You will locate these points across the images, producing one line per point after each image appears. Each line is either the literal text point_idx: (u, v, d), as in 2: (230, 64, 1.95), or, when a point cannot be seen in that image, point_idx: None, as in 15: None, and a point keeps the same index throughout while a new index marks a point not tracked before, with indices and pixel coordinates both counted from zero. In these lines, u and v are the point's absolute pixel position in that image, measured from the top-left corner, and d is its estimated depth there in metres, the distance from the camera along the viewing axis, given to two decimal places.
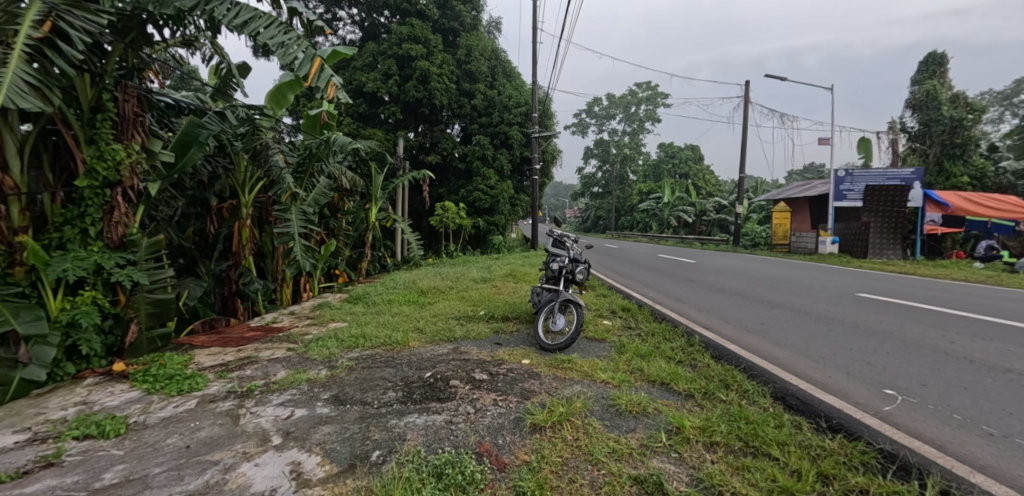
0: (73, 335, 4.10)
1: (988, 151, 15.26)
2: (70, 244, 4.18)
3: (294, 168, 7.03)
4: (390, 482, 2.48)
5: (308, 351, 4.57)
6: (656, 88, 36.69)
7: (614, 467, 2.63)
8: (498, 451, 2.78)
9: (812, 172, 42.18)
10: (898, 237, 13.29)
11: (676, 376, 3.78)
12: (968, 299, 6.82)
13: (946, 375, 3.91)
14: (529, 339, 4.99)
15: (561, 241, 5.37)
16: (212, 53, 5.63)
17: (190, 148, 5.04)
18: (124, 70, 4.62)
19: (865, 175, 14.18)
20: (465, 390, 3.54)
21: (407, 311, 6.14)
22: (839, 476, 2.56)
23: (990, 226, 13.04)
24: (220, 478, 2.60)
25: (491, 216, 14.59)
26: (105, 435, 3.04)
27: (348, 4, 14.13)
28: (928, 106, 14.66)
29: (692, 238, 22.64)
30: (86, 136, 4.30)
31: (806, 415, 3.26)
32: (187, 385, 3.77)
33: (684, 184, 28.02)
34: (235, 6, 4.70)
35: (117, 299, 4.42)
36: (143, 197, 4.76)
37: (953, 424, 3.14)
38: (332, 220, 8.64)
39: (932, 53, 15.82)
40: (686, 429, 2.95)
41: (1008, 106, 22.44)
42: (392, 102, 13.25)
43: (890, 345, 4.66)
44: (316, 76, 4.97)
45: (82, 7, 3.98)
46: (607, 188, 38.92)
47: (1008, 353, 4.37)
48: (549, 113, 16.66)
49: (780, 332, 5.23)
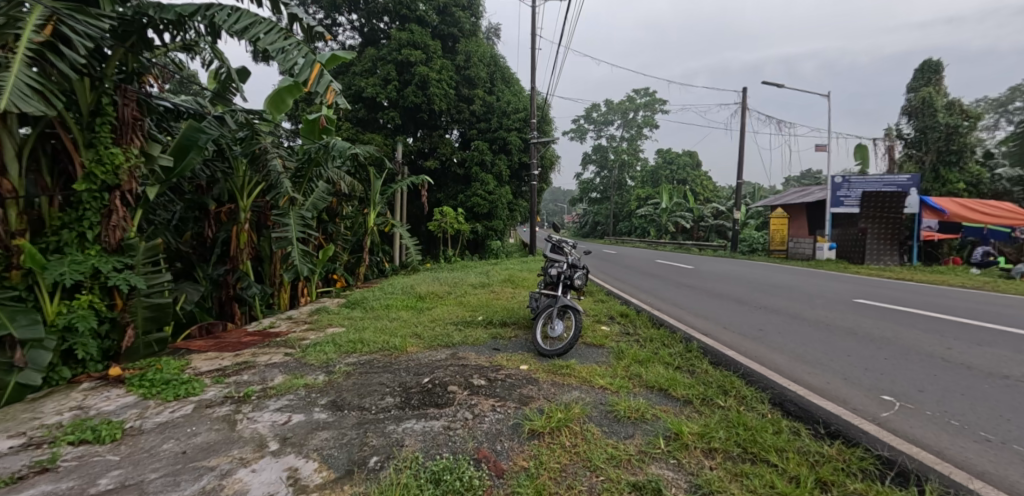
0: (69, 339, 4.09)
1: (984, 158, 15.33)
2: (68, 248, 4.17)
3: (294, 172, 7.09)
4: (387, 488, 2.47)
5: (306, 357, 4.56)
6: (654, 94, 36.91)
7: (614, 473, 2.62)
8: (496, 457, 2.77)
9: (809, 179, 42.26)
10: (896, 243, 13.27)
11: (675, 382, 3.78)
12: (964, 305, 6.86)
13: (944, 381, 3.92)
14: (528, 344, 4.99)
15: (559, 246, 5.40)
16: (211, 57, 5.66)
17: (189, 153, 5.03)
18: (124, 74, 4.61)
19: (862, 181, 14.48)
20: (463, 396, 3.53)
21: (406, 316, 6.13)
22: (838, 482, 2.56)
23: (986, 232, 12.91)
24: (216, 484, 2.58)
25: (490, 221, 14.62)
26: (101, 440, 3.02)
27: (348, 10, 14.18)
28: (924, 113, 14.78)
29: (689, 244, 22.70)
30: (86, 140, 4.29)
31: (805, 422, 3.26)
32: (183, 390, 3.76)
33: (683, 189, 28.16)
34: (236, 12, 4.71)
35: (114, 303, 4.40)
36: (141, 201, 4.76)
37: (951, 430, 3.15)
38: (330, 225, 8.67)
39: (928, 60, 15.96)
40: (684, 435, 2.95)
41: (1003, 113, 22.67)
42: (392, 107, 13.28)
43: (888, 351, 4.67)
44: (316, 80, 4.90)
45: (83, 12, 3.98)
46: (605, 193, 39.00)
47: (1005, 359, 4.38)
48: (548, 118, 16.73)
49: (778, 337, 5.27)
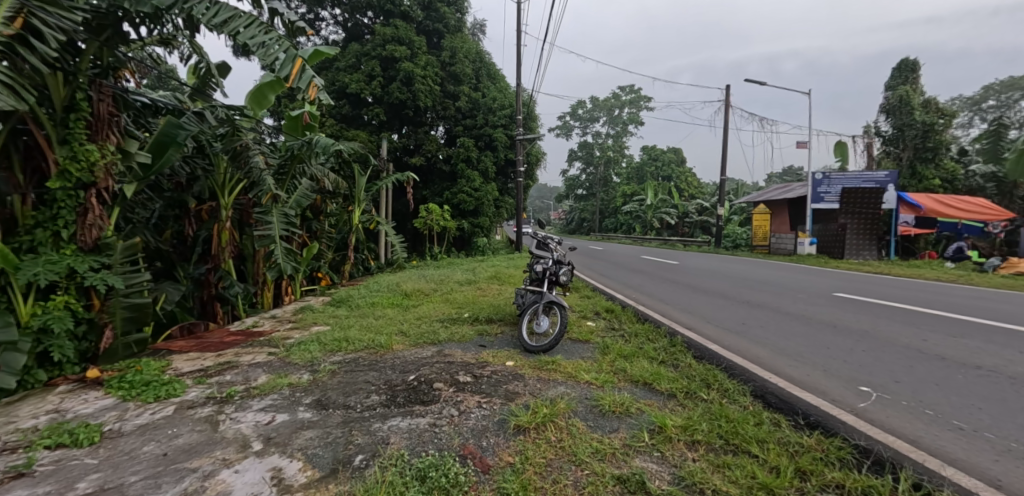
0: (44, 342, 3.98)
1: (959, 154, 15.68)
2: (42, 247, 4.06)
3: (276, 169, 7.00)
4: (373, 486, 2.46)
5: (290, 356, 4.51)
6: (640, 91, 37.17)
7: (598, 467, 2.64)
8: (481, 453, 2.78)
9: (791, 176, 42.89)
10: (874, 237, 13.58)
11: (659, 376, 3.83)
12: (940, 298, 7.00)
13: (919, 372, 4.02)
14: (514, 341, 5.00)
15: (544, 243, 5.36)
16: (190, 52, 5.56)
17: (167, 150, 4.97)
18: (98, 69, 4.53)
19: (842, 178, 14.51)
20: (449, 393, 3.53)
21: (391, 314, 6.12)
22: (816, 472, 2.61)
23: (960, 226, 13.18)
24: (199, 485, 2.55)
25: (476, 218, 14.61)
26: (79, 444, 2.96)
27: (330, 5, 14.04)
28: (901, 110, 15.09)
29: (674, 239, 22.93)
30: (59, 136, 4.15)
31: (785, 413, 3.32)
32: (164, 391, 3.69)
33: (667, 186, 28.43)
34: (214, 5, 4.60)
35: (91, 304, 4.33)
36: (118, 199, 4.68)
37: (926, 420, 3.23)
38: (315, 222, 8.59)
39: (906, 59, 16.31)
40: (668, 428, 2.98)
41: (976, 112, 23.67)
42: (376, 103, 13.21)
43: (865, 344, 4.78)
44: (299, 76, 4.82)
45: (53, 4, 3.90)
46: (591, 190, 39.19)
47: (978, 350, 4.50)
48: (533, 115, 16.76)
49: (760, 331, 5.34)
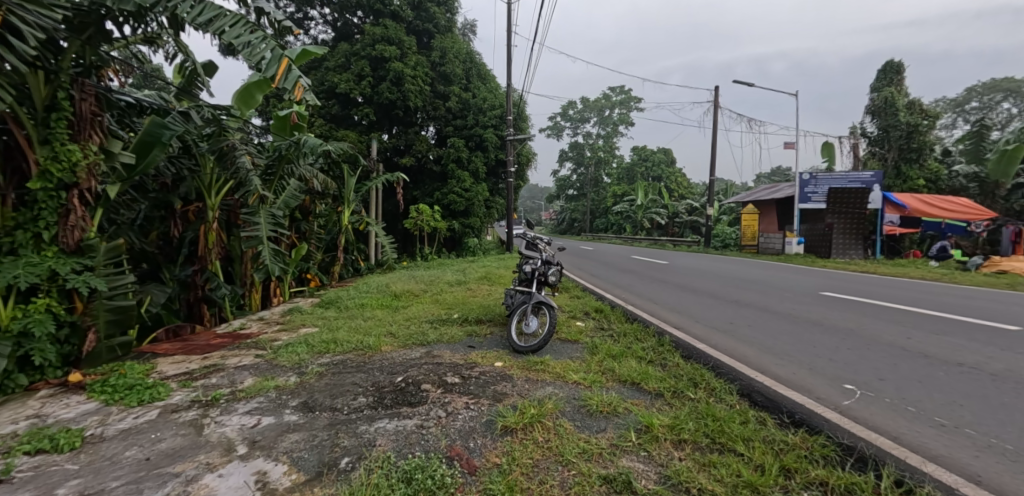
0: (25, 345, 3.91)
1: (943, 155, 15.92)
2: (22, 249, 3.97)
3: (264, 169, 6.94)
4: (358, 489, 2.45)
5: (277, 358, 4.47)
6: (630, 91, 37.30)
7: (585, 467, 2.64)
8: (469, 455, 2.77)
9: (779, 176, 43.35)
10: (860, 237, 13.75)
11: (647, 375, 3.85)
12: (924, 296, 7.10)
13: (903, 369, 4.07)
14: (503, 342, 4.99)
15: (533, 243, 5.35)
16: (175, 51, 5.50)
17: (152, 150, 4.91)
18: (81, 68, 4.46)
19: (828, 178, 14.63)
20: (437, 394, 3.52)
21: (380, 315, 6.09)
22: (801, 469, 2.63)
23: (944, 226, 13.52)
24: (182, 489, 2.52)
25: (467, 219, 14.57)
26: (59, 449, 2.91)
27: (319, 4, 13.95)
28: (887, 111, 15.28)
29: (664, 239, 23.05)
30: (40, 136, 4.10)
31: (771, 411, 3.35)
32: (148, 395, 3.64)
33: (657, 186, 28.57)
34: (198, 3, 4.55)
35: (73, 307, 4.22)
36: (101, 200, 4.61)
37: (909, 417, 3.27)
38: (303, 223, 8.53)
39: (891, 61, 16.52)
40: (655, 427, 3.00)
41: (959, 113, 24.07)
42: (365, 104, 13.12)
43: (851, 342, 4.83)
44: (285, 76, 4.76)
45: (33, 2, 3.83)
46: (582, 190, 39.28)
47: (960, 348, 4.57)
48: (524, 115, 16.76)
49: (748, 330, 5.38)
